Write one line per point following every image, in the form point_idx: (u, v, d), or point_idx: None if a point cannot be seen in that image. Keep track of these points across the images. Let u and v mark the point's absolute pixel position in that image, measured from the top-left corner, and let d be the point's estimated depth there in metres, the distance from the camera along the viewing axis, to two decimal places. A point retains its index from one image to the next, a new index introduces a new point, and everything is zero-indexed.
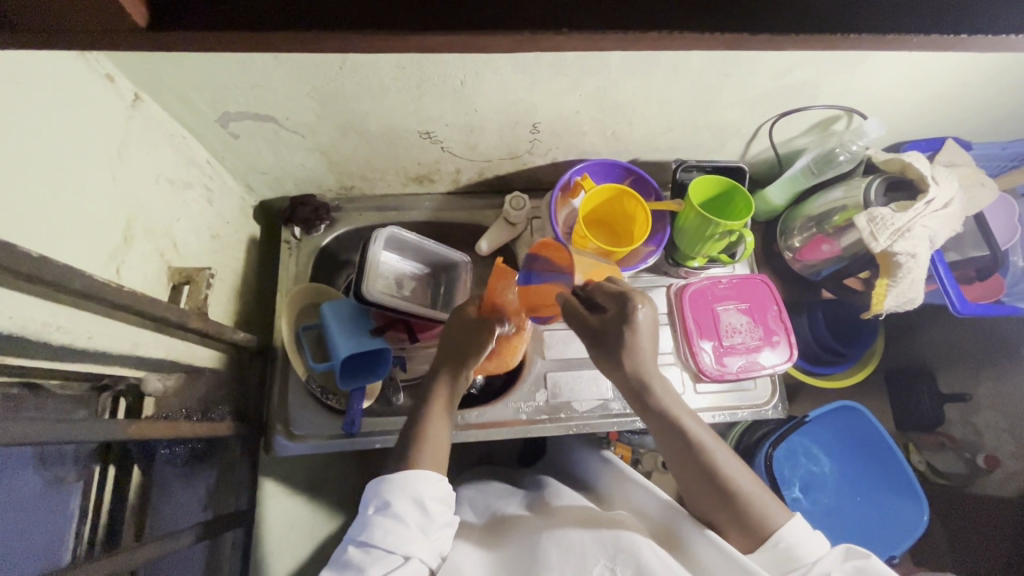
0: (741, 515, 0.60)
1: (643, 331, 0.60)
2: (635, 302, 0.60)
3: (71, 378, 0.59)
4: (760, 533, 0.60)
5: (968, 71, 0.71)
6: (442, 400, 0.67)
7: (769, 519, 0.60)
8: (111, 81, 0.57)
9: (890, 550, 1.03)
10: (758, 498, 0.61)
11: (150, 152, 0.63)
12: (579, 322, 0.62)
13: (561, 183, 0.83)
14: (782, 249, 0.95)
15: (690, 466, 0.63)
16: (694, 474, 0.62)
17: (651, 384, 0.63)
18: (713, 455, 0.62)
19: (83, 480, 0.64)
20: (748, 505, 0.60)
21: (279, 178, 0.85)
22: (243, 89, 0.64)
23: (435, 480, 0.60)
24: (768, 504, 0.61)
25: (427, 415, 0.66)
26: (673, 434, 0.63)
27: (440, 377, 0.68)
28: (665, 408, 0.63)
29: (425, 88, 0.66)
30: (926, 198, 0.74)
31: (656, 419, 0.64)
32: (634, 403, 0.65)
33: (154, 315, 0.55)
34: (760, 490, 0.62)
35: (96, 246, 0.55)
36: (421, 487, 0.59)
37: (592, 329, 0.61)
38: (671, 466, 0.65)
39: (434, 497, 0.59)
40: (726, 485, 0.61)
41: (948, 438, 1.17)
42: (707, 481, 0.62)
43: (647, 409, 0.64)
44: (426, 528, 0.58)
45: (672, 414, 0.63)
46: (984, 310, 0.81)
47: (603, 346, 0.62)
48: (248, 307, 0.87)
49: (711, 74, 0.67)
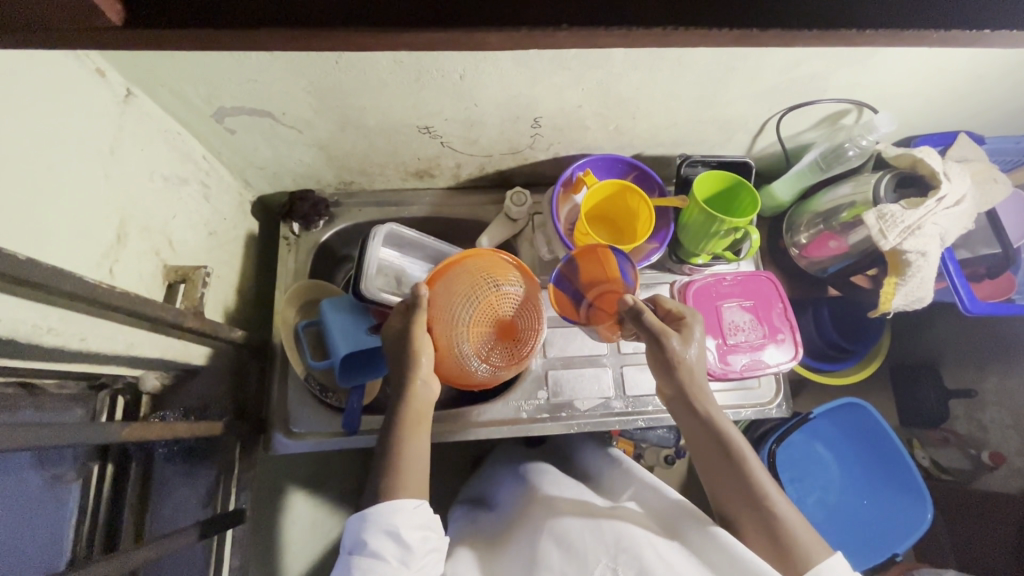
0: (778, 541, 0.60)
1: (698, 349, 0.68)
2: (692, 320, 0.70)
3: (66, 378, 0.60)
4: (797, 563, 0.58)
5: (985, 64, 0.69)
6: (420, 415, 0.64)
7: (810, 550, 0.58)
8: (102, 75, 0.56)
9: (898, 543, 1.04)
10: (801, 528, 0.60)
11: (144, 148, 0.62)
12: (642, 324, 0.66)
13: (562, 177, 0.80)
14: (787, 245, 0.94)
15: (733, 482, 0.64)
16: (736, 488, 0.63)
17: (701, 393, 0.67)
18: (759, 477, 0.63)
19: (81, 479, 0.65)
20: (790, 530, 0.60)
21: (277, 173, 0.84)
22: (239, 83, 0.63)
23: (410, 509, 0.58)
24: (810, 537, 0.59)
25: (405, 434, 0.63)
26: (720, 447, 0.65)
27: (415, 386, 0.65)
28: (716, 422, 0.66)
29: (424, 82, 0.65)
30: (937, 194, 0.72)
31: (706, 430, 0.66)
32: (682, 411, 0.68)
33: (150, 315, 0.54)
34: (802, 521, 0.61)
35: (88, 247, 0.54)
36: (395, 518, 0.57)
37: (662, 334, 0.66)
38: (711, 483, 0.66)
39: (410, 525, 0.57)
40: (767, 504, 0.62)
41: (952, 434, 1.16)
42: (751, 500, 0.62)
43: (697, 419, 0.67)
44: (409, 561, 0.55)
45: (723, 428, 0.66)
46: (995, 309, 0.79)
47: (666, 357, 0.66)
48: (247, 305, 0.86)
49: (717, 68, 0.65)
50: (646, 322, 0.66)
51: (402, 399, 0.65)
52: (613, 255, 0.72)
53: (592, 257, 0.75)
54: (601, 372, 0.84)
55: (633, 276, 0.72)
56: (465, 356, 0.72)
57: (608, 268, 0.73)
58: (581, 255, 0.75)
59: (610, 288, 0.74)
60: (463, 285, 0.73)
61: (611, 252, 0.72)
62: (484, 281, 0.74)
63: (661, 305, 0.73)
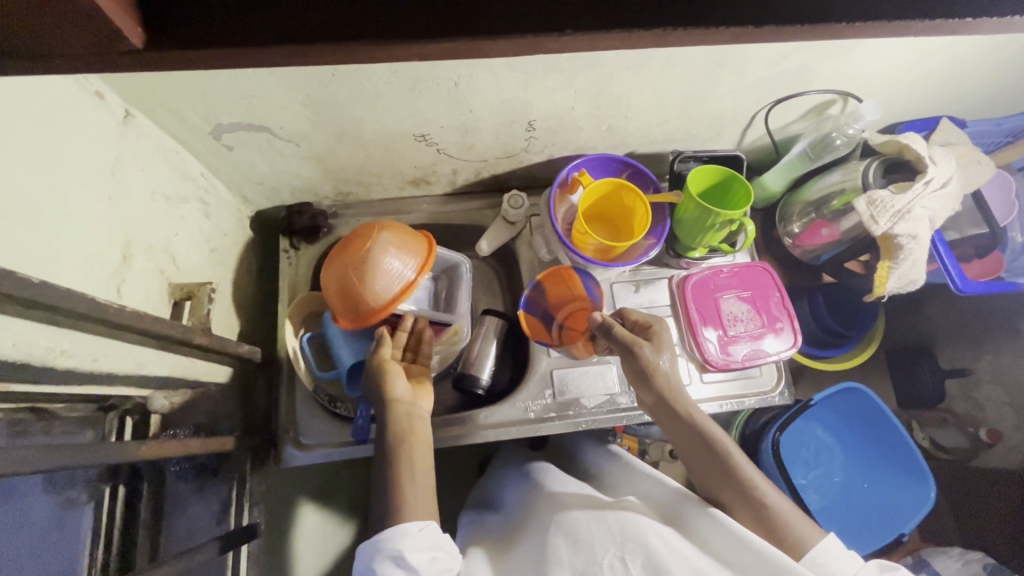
0: (772, 529, 0.61)
1: (670, 358, 0.72)
2: (652, 323, 0.75)
3: (76, 401, 0.60)
4: (793, 550, 0.60)
5: (963, 51, 0.71)
6: (420, 444, 0.67)
7: (800, 535, 0.60)
8: (100, 97, 0.56)
9: (905, 524, 1.05)
10: (791, 515, 0.62)
11: (144, 168, 0.62)
12: (613, 338, 0.72)
13: (558, 179, 0.82)
14: (781, 234, 0.96)
15: (722, 478, 0.66)
16: (723, 483, 0.65)
17: (677, 397, 0.70)
18: (745, 470, 0.65)
19: (93, 501, 0.64)
20: (779, 517, 0.62)
21: (275, 188, 0.84)
22: (236, 100, 0.63)
23: (414, 532, 0.58)
24: (802, 523, 0.61)
25: (409, 461, 0.64)
26: (705, 447, 0.67)
27: (411, 425, 0.68)
28: (698, 423, 0.68)
29: (419, 90, 0.66)
30: (924, 178, 0.74)
31: (688, 431, 0.69)
32: (663, 416, 0.71)
33: (158, 333, 0.54)
34: (792, 509, 0.63)
35: (96, 269, 0.54)
36: (399, 543, 0.56)
37: (632, 344, 0.70)
38: (703, 484, 0.68)
39: (415, 549, 0.56)
40: (755, 496, 0.63)
41: (950, 414, 1.19)
42: (739, 491, 0.64)
43: (680, 422, 0.69)
44: None
45: (704, 427, 0.68)
46: (986, 287, 0.81)
47: (641, 368, 0.70)
48: (251, 320, 0.87)
49: (705, 64, 0.67)
50: (615, 335, 0.71)
51: (401, 427, 0.67)
52: (577, 275, 0.84)
53: (557, 279, 0.85)
54: (606, 368, 0.84)
55: (597, 292, 0.84)
56: (406, 267, 0.72)
57: (574, 289, 0.85)
58: (544, 281, 0.85)
59: (575, 309, 0.85)
60: (334, 295, 0.73)
61: (576, 274, 0.84)
62: (332, 280, 0.73)
63: (629, 313, 0.77)
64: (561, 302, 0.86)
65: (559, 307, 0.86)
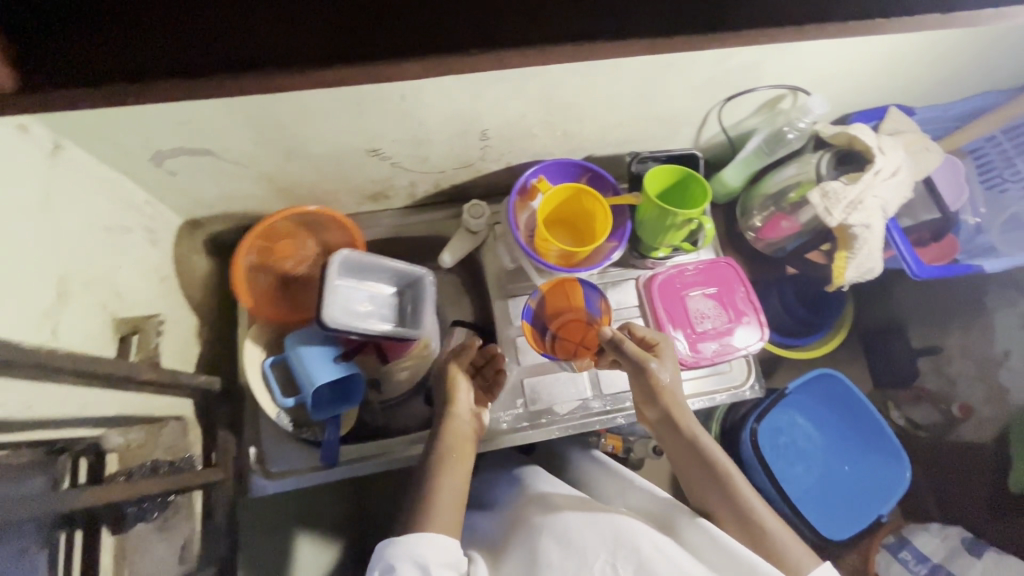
0: (769, 553, 0.61)
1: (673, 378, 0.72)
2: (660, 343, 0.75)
3: (23, 444, 0.52)
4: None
5: (903, 43, 0.72)
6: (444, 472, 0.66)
7: (796, 560, 0.60)
8: (24, 130, 0.53)
9: (883, 506, 1.07)
10: (788, 540, 0.62)
11: (80, 200, 0.60)
12: (624, 352, 0.71)
13: (517, 185, 0.81)
14: (743, 229, 0.96)
15: (722, 500, 0.66)
16: (723, 505, 0.66)
17: (682, 417, 0.70)
18: (745, 493, 0.65)
19: (47, 550, 0.57)
20: (776, 543, 0.62)
21: (227, 211, 0.82)
22: (174, 125, 0.61)
23: (441, 544, 0.58)
24: (798, 548, 0.61)
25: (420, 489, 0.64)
26: (706, 468, 0.68)
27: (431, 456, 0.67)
28: (702, 443, 0.69)
29: (365, 105, 0.64)
30: (872, 168, 0.75)
31: (692, 450, 0.69)
32: (668, 433, 0.71)
33: (98, 373, 0.52)
34: (790, 534, 0.63)
35: (26, 310, 0.51)
36: (427, 549, 0.57)
37: (641, 360, 0.70)
38: (701, 504, 0.68)
39: (439, 562, 0.57)
40: (754, 519, 0.63)
41: (923, 392, 1.20)
42: (738, 515, 0.64)
43: (684, 441, 0.69)
44: None
45: (707, 448, 0.69)
46: (941, 271, 0.83)
47: (647, 385, 0.70)
48: (211, 347, 0.84)
49: (652, 65, 0.67)
50: (626, 350, 0.70)
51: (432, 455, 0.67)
52: (581, 287, 0.83)
53: (560, 288, 0.84)
54: (576, 374, 0.84)
55: (600, 307, 0.83)
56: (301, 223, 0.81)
57: (574, 299, 0.84)
58: (548, 290, 0.83)
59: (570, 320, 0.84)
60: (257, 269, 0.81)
61: (579, 284, 0.83)
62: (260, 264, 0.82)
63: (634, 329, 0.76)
64: (559, 310, 0.85)
65: (558, 316, 0.85)
